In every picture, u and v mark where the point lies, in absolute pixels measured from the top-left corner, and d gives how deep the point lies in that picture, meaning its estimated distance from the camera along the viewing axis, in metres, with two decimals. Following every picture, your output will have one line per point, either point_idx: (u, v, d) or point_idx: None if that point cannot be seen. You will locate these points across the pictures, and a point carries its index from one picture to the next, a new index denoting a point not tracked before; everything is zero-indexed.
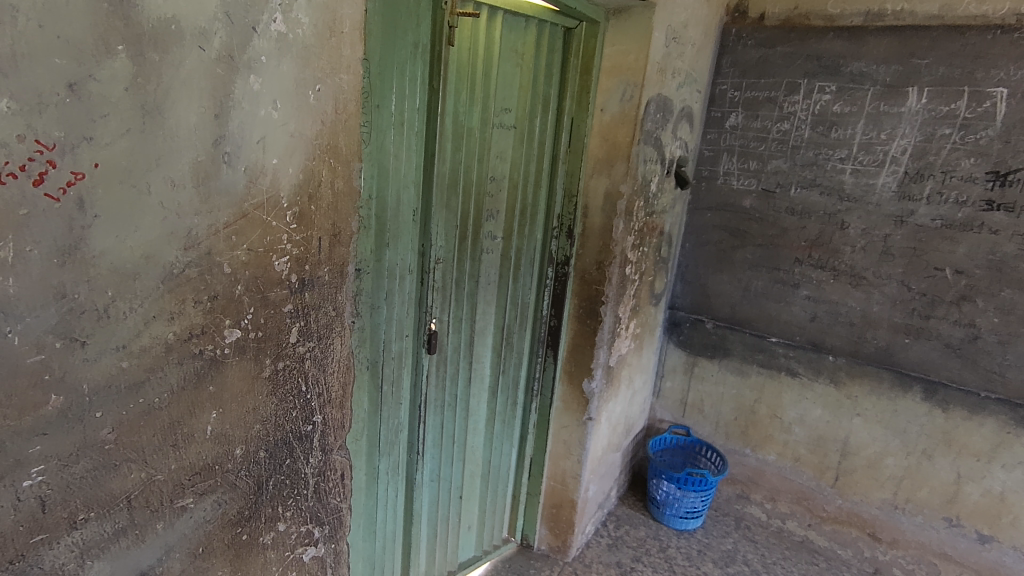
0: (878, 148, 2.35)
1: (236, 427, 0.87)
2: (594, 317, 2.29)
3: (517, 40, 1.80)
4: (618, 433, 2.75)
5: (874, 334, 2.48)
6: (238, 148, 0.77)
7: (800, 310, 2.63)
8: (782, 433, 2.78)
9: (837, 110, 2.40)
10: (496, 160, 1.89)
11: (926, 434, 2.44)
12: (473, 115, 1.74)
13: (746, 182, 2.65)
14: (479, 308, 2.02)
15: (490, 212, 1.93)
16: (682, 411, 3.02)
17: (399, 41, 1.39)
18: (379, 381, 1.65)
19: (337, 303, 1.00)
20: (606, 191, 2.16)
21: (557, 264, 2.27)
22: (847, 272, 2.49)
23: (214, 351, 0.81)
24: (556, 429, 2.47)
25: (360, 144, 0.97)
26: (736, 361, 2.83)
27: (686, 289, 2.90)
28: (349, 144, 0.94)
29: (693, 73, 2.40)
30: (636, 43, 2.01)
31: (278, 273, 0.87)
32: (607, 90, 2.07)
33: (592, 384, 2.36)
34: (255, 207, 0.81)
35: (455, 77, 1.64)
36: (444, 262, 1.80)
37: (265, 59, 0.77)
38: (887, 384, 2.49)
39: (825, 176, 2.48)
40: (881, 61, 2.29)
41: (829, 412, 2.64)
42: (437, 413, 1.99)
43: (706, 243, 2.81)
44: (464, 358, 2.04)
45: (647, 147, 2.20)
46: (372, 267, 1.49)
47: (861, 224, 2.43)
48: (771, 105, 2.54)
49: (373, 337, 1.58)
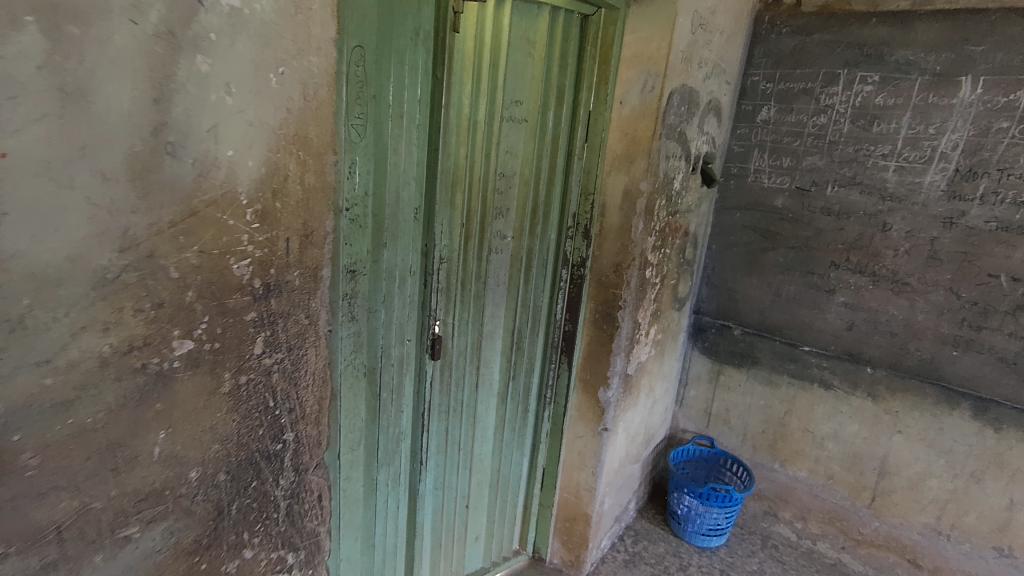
0: (925, 143, 2.16)
1: (190, 448, 0.78)
2: (611, 322, 2.17)
3: (528, 28, 1.70)
4: (637, 443, 2.62)
5: (918, 345, 2.29)
6: (183, 137, 0.68)
7: (835, 318, 2.44)
8: (814, 448, 2.60)
9: (880, 102, 2.22)
10: (506, 156, 1.79)
11: (975, 456, 2.24)
12: (479, 108, 1.65)
13: (779, 180, 2.49)
14: (487, 311, 1.94)
15: (499, 210, 1.84)
16: (706, 422, 2.87)
17: (396, 27, 1.31)
18: (378, 388, 1.57)
19: (310, 310, 0.91)
20: (624, 189, 2.04)
21: (572, 266, 2.16)
22: (888, 278, 2.31)
23: (160, 365, 0.72)
24: (570, 439, 2.36)
25: (334, 135, 0.88)
26: (765, 371, 2.66)
27: (711, 293, 2.75)
28: (320, 135, 0.85)
29: (722, 64, 2.25)
30: (659, 30, 1.89)
31: (238, 278, 0.78)
32: (627, 82, 1.96)
33: (608, 393, 2.24)
34: (207, 203, 0.72)
35: (459, 66, 1.55)
36: (450, 262, 1.72)
37: (214, 37, 0.68)
38: (932, 400, 2.29)
39: (866, 174, 2.29)
40: (930, 48, 2.10)
41: (866, 428, 2.45)
42: (442, 419, 1.91)
43: (733, 245, 2.65)
44: (471, 363, 1.96)
45: (670, 142, 2.07)
46: (369, 268, 1.43)
47: (905, 226, 2.24)
48: (807, 97, 2.37)
49: (371, 342, 1.50)
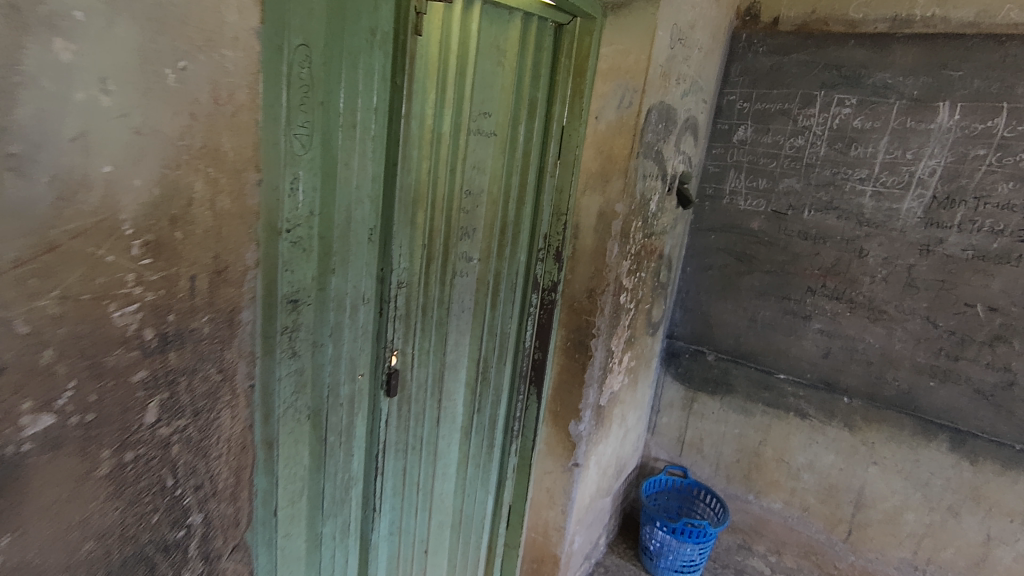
0: (903, 168, 2.11)
1: (47, 553, 0.58)
2: (583, 350, 2.07)
3: (499, 35, 1.56)
4: (609, 475, 2.49)
5: (895, 375, 2.22)
6: (35, 148, 0.49)
7: (811, 345, 2.37)
8: (789, 479, 2.51)
9: (858, 125, 2.16)
10: (474, 171, 1.65)
11: (952, 489, 2.18)
12: (444, 119, 1.51)
13: (755, 202, 2.41)
14: (451, 340, 1.78)
15: (465, 230, 1.69)
16: (679, 451, 2.76)
17: (349, 25, 1.15)
18: (323, 431, 1.39)
19: (224, 361, 0.76)
20: (600, 209, 1.94)
21: (543, 290, 2.04)
22: (865, 305, 2.25)
23: (3, 449, 0.52)
24: (539, 475, 2.26)
25: (256, 148, 0.73)
26: (739, 399, 2.57)
27: (685, 316, 2.65)
28: (235, 147, 0.69)
29: (700, 81, 2.16)
30: (638, 43, 1.79)
31: (120, 329, 0.60)
32: (603, 96, 1.86)
33: (580, 426, 2.14)
34: (72, 234, 0.53)
35: (422, 73, 1.40)
36: (409, 287, 1.56)
37: (82, 15, 0.50)
38: (909, 432, 2.22)
39: (843, 198, 2.24)
40: (908, 72, 2.06)
41: (843, 459, 2.38)
42: (398, 458, 1.73)
43: (709, 268, 2.56)
44: (432, 396, 1.79)
45: (647, 161, 1.96)
46: (314, 297, 1.26)
47: (882, 252, 2.19)
48: (784, 118, 2.30)
49: (316, 380, 1.33)
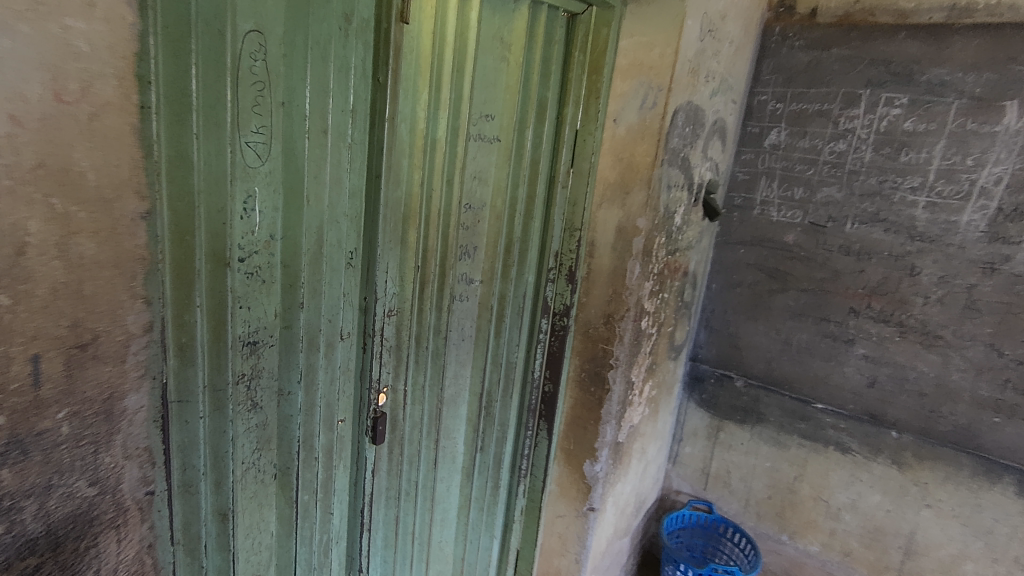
0: (962, 176, 1.86)
1: None
2: (599, 383, 1.85)
3: (503, 25, 1.35)
4: (627, 514, 2.26)
5: (953, 409, 1.97)
6: None
7: (854, 373, 2.12)
8: (829, 520, 2.26)
9: (909, 128, 1.92)
10: (474, 182, 1.43)
11: (1021, 539, 1.91)
12: (440, 123, 1.29)
13: (790, 213, 2.17)
14: (449, 372, 1.57)
15: (464, 249, 1.47)
16: (704, 484, 2.52)
17: (316, 8, 0.94)
18: (294, 492, 1.17)
19: (97, 474, 0.75)
20: (618, 225, 1.72)
21: (554, 314, 1.82)
22: (917, 329, 1.99)
23: None
24: (549, 519, 2.03)
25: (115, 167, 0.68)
26: (772, 430, 2.32)
27: (711, 338, 2.42)
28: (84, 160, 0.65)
29: (730, 78, 1.94)
30: (663, 34, 1.56)
31: None
32: (622, 95, 1.63)
33: (595, 466, 1.91)
34: None
35: (412, 69, 1.19)
36: (400, 316, 1.34)
37: None
38: (969, 472, 1.97)
39: (891, 210, 1.99)
40: (969, 67, 1.81)
41: (890, 500, 2.12)
42: (390, 507, 1.51)
43: (737, 285, 2.33)
44: (429, 436, 1.58)
45: (672, 169, 1.74)
46: (279, 336, 1.05)
47: (937, 270, 1.94)
48: (823, 120, 2.06)
49: (284, 432, 1.12)
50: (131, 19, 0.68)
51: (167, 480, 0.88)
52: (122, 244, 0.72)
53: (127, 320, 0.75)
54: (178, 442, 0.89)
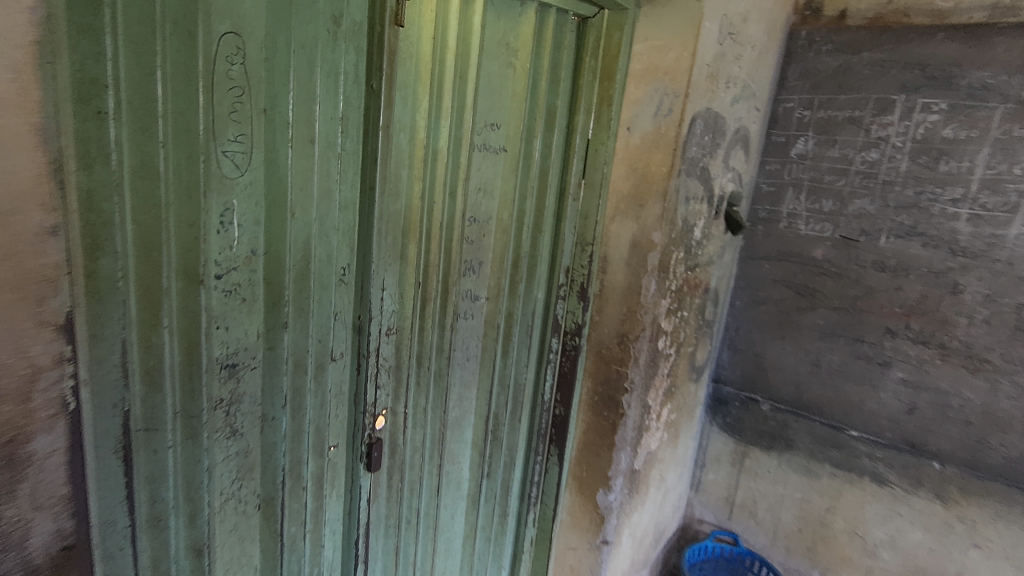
0: (1008, 186, 1.72)
1: None
2: (612, 407, 1.74)
3: (508, 30, 1.28)
4: (645, 544, 2.13)
5: (1003, 439, 1.81)
6: None
7: (891, 398, 1.98)
8: (865, 557, 2.09)
9: (948, 135, 1.79)
10: (478, 194, 1.36)
11: None
12: (441, 132, 1.22)
13: (818, 227, 2.05)
14: (453, 393, 1.49)
15: (469, 264, 1.40)
16: (728, 514, 2.38)
17: (301, 9, 0.88)
18: (278, 525, 1.10)
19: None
20: (632, 239, 1.62)
21: (565, 333, 1.73)
22: (960, 351, 1.85)
23: None
24: (561, 550, 1.92)
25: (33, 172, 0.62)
26: (801, 457, 2.17)
27: (734, 358, 2.29)
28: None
29: (752, 84, 1.84)
30: (680, 36, 1.47)
31: None
32: (637, 102, 1.55)
33: (610, 495, 1.80)
34: None
35: (411, 75, 1.12)
36: (399, 335, 1.27)
37: None
38: (1022, 510, 1.80)
39: (930, 223, 1.85)
40: (1014, 69, 1.68)
41: (933, 538, 1.95)
42: (388, 537, 1.43)
43: (762, 303, 2.20)
44: (431, 461, 1.49)
45: (691, 180, 1.64)
46: (262, 358, 0.97)
47: (982, 288, 1.79)
48: (854, 127, 1.94)
49: (268, 460, 1.04)
50: (65, 12, 0.62)
51: (130, 516, 0.82)
52: (24, 264, 0.62)
53: (33, 351, 0.65)
54: (145, 473, 0.82)
